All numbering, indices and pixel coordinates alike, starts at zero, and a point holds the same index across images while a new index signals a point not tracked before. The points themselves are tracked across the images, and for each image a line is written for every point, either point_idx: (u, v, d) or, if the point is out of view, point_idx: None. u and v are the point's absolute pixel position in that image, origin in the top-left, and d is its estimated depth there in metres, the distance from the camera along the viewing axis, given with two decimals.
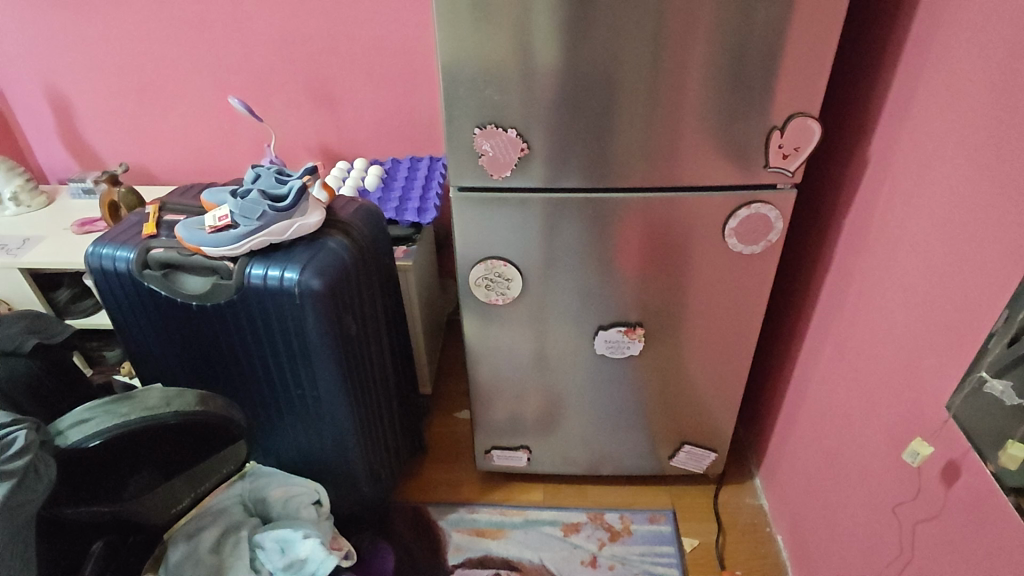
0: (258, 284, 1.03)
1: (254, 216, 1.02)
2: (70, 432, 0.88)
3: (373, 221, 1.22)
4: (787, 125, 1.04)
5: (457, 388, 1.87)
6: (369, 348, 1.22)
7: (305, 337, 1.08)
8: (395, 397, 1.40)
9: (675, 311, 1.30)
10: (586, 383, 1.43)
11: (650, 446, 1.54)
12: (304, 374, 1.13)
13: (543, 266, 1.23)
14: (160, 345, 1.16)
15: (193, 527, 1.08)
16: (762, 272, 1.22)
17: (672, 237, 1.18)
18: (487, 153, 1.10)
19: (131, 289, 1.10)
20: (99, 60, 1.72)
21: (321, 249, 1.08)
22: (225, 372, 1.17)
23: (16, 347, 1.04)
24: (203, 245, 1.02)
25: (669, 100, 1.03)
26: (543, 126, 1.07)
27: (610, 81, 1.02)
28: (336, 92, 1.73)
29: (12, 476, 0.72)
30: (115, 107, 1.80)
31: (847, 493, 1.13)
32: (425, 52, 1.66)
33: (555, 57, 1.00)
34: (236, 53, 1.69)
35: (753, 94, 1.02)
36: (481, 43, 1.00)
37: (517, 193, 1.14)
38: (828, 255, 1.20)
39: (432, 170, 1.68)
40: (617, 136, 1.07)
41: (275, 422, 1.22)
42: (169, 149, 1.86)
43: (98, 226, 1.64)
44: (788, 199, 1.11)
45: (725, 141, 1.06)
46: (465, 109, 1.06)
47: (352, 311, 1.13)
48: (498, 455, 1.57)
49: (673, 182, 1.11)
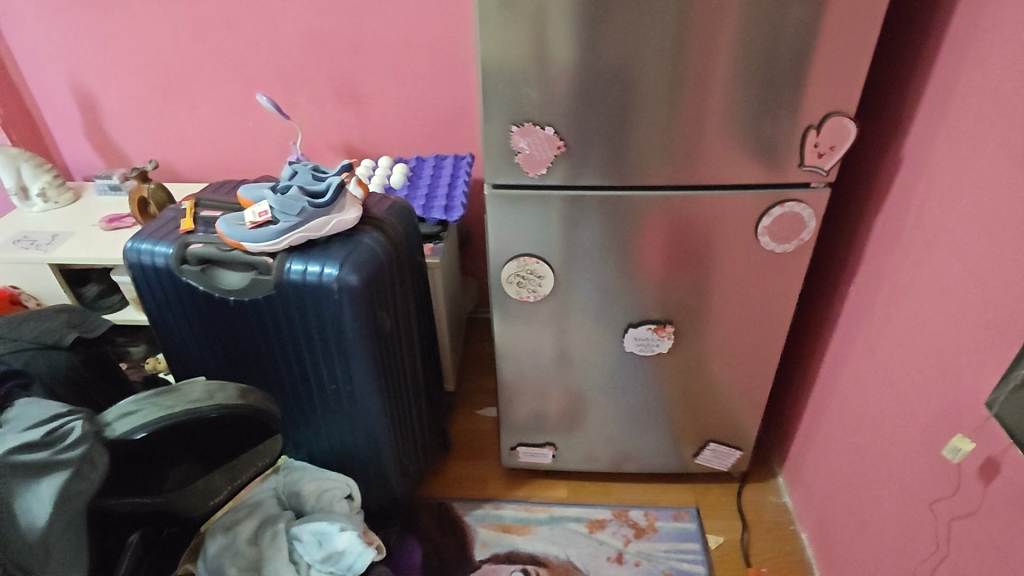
0: (297, 279, 1.04)
1: (294, 211, 1.04)
2: (117, 424, 0.89)
3: (405, 218, 1.23)
4: (823, 124, 1.05)
5: (478, 386, 1.88)
6: (401, 344, 1.23)
7: (342, 333, 1.09)
8: (424, 393, 1.41)
9: (704, 310, 1.30)
10: (613, 380, 1.44)
11: (675, 444, 1.55)
12: (339, 369, 1.14)
13: (575, 263, 1.24)
14: (196, 340, 1.17)
15: (230, 520, 1.10)
16: (793, 270, 1.23)
17: (704, 235, 1.18)
18: (523, 151, 1.10)
19: (169, 284, 1.11)
20: (127, 57, 1.74)
21: (358, 245, 1.09)
22: (260, 367, 1.18)
23: (57, 340, 1.06)
24: (243, 241, 1.04)
25: (707, 99, 1.04)
26: (580, 124, 1.07)
27: (649, 80, 1.02)
28: (362, 91, 1.74)
29: (69, 464, 0.74)
30: (141, 104, 1.81)
31: (879, 492, 1.14)
32: (452, 51, 1.66)
33: (595, 56, 1.01)
34: (262, 52, 1.70)
35: (790, 92, 1.02)
36: (521, 42, 1.01)
37: (552, 191, 1.15)
38: (859, 254, 1.20)
39: (457, 168, 1.69)
40: (654, 135, 1.07)
41: (308, 416, 1.23)
42: (194, 146, 1.87)
43: (126, 222, 1.65)
44: (822, 198, 1.11)
45: (761, 139, 1.06)
46: (502, 108, 1.07)
47: (387, 307, 1.14)
48: (523, 452, 1.58)
49: (708, 181, 1.12)
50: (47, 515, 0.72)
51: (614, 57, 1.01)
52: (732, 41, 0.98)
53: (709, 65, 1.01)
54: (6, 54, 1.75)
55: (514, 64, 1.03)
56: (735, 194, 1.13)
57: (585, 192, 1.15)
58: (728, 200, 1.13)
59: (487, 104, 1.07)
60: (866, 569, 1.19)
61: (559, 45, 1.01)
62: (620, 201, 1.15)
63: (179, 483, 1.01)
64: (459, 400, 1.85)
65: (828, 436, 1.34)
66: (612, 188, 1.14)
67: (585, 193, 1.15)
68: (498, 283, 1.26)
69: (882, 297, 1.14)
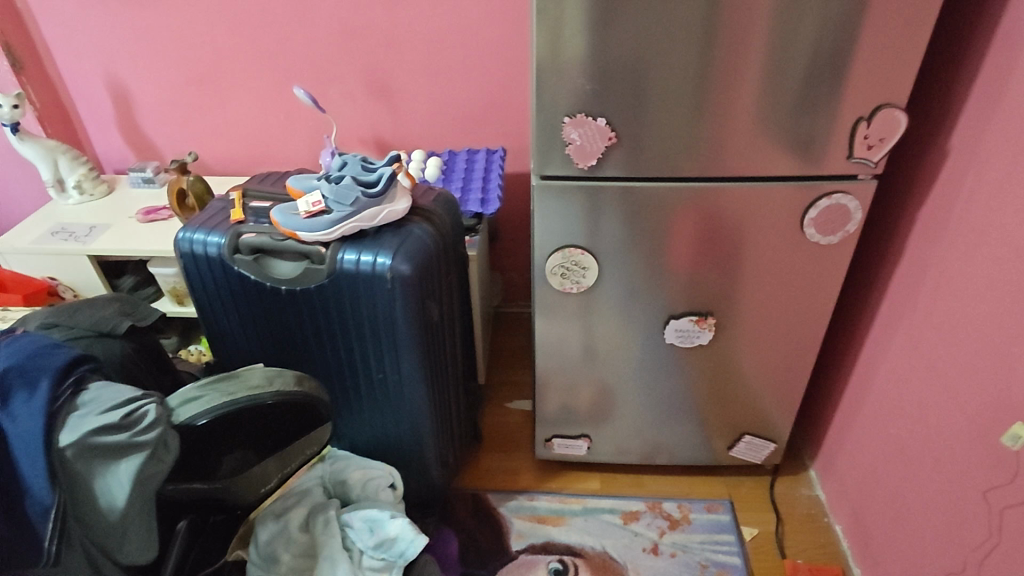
0: (351, 269, 1.06)
1: (347, 201, 1.05)
2: (182, 410, 0.90)
3: (450, 209, 1.24)
4: (874, 116, 1.05)
5: (507, 379, 1.89)
6: (445, 335, 1.24)
7: (392, 323, 1.10)
8: (462, 384, 1.42)
9: (744, 302, 1.31)
10: (649, 373, 1.45)
11: (708, 436, 1.55)
12: (387, 358, 1.15)
13: (618, 256, 1.24)
14: (244, 330, 1.18)
15: (279, 507, 1.12)
16: (836, 264, 1.23)
17: (749, 227, 1.19)
18: (574, 142, 1.10)
19: (221, 274, 1.12)
20: (162, 51, 1.75)
21: (409, 236, 1.10)
22: (307, 356, 1.19)
23: (111, 328, 1.07)
24: (298, 230, 1.04)
25: (759, 92, 1.04)
26: (632, 116, 1.07)
27: (702, 71, 1.02)
28: (395, 85, 1.75)
29: (146, 447, 0.74)
30: (174, 98, 1.82)
31: (924, 483, 1.15)
32: (486, 45, 1.67)
33: (650, 47, 1.01)
34: (296, 45, 1.71)
35: (842, 84, 1.03)
36: (576, 33, 1.01)
37: (599, 183, 1.15)
38: (903, 246, 1.21)
39: (489, 161, 1.70)
40: (704, 127, 1.08)
41: (353, 405, 1.25)
42: (225, 140, 1.88)
43: (161, 214, 1.66)
44: (868, 190, 1.11)
45: (812, 132, 1.07)
46: (552, 99, 1.07)
47: (434, 297, 1.16)
48: (557, 444, 1.59)
49: (753, 175, 1.13)
50: (126, 498, 0.72)
51: (668, 47, 1.01)
52: (786, 34, 0.99)
53: (763, 58, 1.01)
54: (41, 47, 1.76)
55: (567, 54, 1.03)
56: (783, 186, 1.13)
57: (632, 185, 1.15)
58: (773, 192, 1.14)
59: (538, 95, 1.07)
60: (907, 560, 1.20)
61: (615, 35, 1.00)
62: (667, 192, 1.15)
63: (236, 468, 1.02)
64: (488, 393, 1.86)
65: (865, 428, 1.34)
66: (660, 180, 1.14)
67: (632, 185, 1.15)
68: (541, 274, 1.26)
69: (926, 289, 1.14)
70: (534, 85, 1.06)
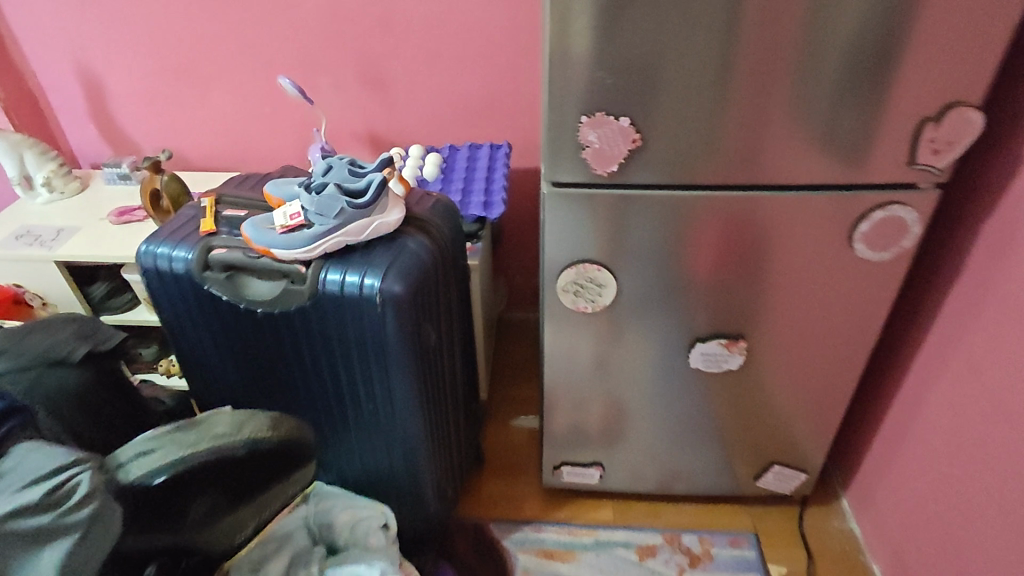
0: (334, 291, 0.92)
1: (331, 213, 0.91)
2: (131, 467, 0.77)
3: (450, 217, 1.10)
4: (944, 116, 0.89)
5: (513, 393, 1.76)
6: (443, 359, 1.11)
7: (383, 351, 0.97)
8: (463, 407, 1.29)
9: (779, 323, 1.17)
10: (669, 396, 1.31)
11: (732, 463, 1.42)
12: (377, 388, 1.02)
13: (638, 271, 1.10)
14: (218, 354, 1.05)
15: (257, 556, 1.02)
16: (887, 282, 1.08)
17: (790, 243, 1.04)
18: (593, 146, 0.95)
19: (189, 293, 0.99)
20: (137, 36, 1.60)
21: (402, 252, 0.96)
22: (290, 384, 1.06)
23: (65, 354, 0.94)
24: (273, 247, 0.91)
25: (813, 89, 0.88)
26: (660, 116, 0.92)
27: (746, 64, 0.87)
28: (390, 74, 1.60)
29: (74, 530, 0.61)
30: (152, 88, 1.68)
31: (985, 536, 1.01)
32: (490, 31, 1.52)
33: (685, 35, 0.85)
34: (282, 31, 1.56)
35: (910, 78, 0.86)
36: (597, 18, 0.85)
37: (619, 191, 1.00)
38: (966, 264, 1.06)
39: (493, 159, 1.55)
40: (745, 130, 0.92)
41: (341, 436, 1.12)
42: (208, 133, 1.74)
43: (136, 216, 1.52)
44: (930, 200, 0.96)
45: (870, 135, 0.91)
46: (568, 96, 0.91)
47: (431, 319, 1.02)
48: (566, 471, 1.46)
49: (799, 184, 0.97)
50: None
51: (707, 36, 0.85)
52: (850, 21, 0.83)
53: (819, 48, 0.85)
54: (6, 32, 1.62)
55: (587, 44, 0.87)
56: (832, 197, 0.98)
57: (657, 194, 1.00)
58: (820, 204, 0.99)
59: (551, 91, 0.91)
60: None
61: (644, 22, 0.84)
62: (696, 203, 1.00)
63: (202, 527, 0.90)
64: (492, 408, 1.73)
65: (913, 463, 1.21)
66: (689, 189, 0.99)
67: (656, 194, 1.00)
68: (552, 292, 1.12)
69: (993, 315, 1.00)
70: (547, 79, 0.90)
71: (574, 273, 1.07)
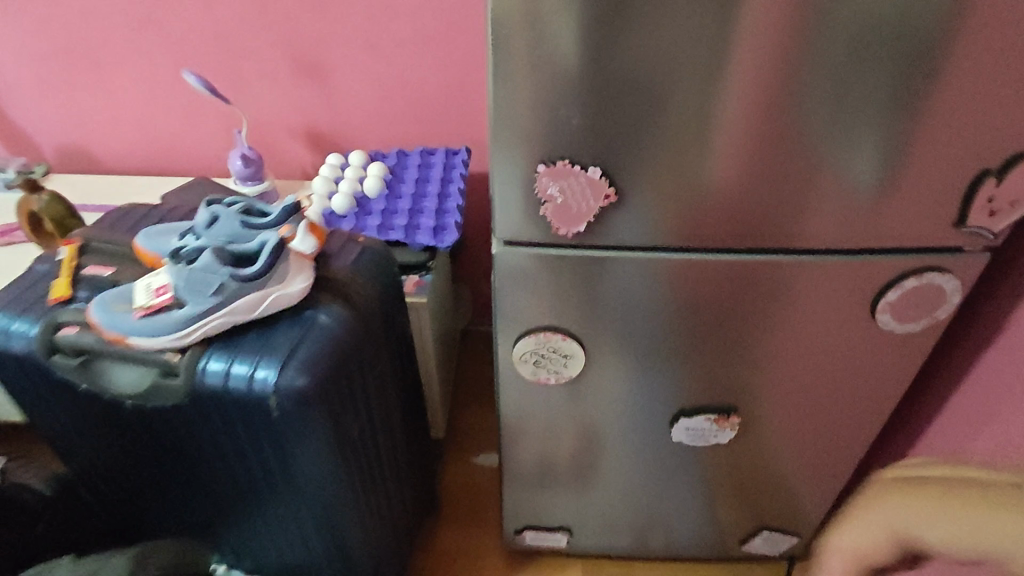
0: (217, 385, 0.72)
1: (207, 290, 0.70)
2: None
3: (377, 272, 0.89)
4: (1009, 171, 0.69)
5: (474, 428, 1.58)
6: (373, 439, 0.92)
7: (287, 452, 0.77)
8: (404, 476, 1.10)
9: (785, 398, 0.96)
10: (647, 464, 1.13)
11: (716, 527, 1.26)
12: (286, 489, 0.83)
13: (614, 348, 0.88)
14: (86, 442, 0.84)
15: None
16: (912, 355, 0.89)
17: (804, 315, 0.83)
18: (555, 201, 0.72)
19: (38, 376, 0.77)
20: (12, 11, 1.31)
21: (309, 330, 0.76)
22: (178, 479, 0.86)
23: None
24: (131, 335, 0.69)
25: (846, 135, 0.66)
26: (644, 167, 0.69)
27: (760, 104, 0.64)
28: (326, 64, 1.34)
29: None
30: (38, 74, 1.39)
31: None
32: (444, 15, 1.26)
33: (681, 65, 0.62)
34: (191, 9, 1.28)
35: (972, 125, 0.66)
36: (562, 39, 0.62)
37: (593, 254, 0.77)
38: (1007, 336, 0.87)
39: (449, 167, 1.31)
40: (753, 185, 0.70)
41: (250, 531, 0.93)
42: (112, 128, 1.46)
43: (18, 237, 1.27)
44: (976, 267, 0.77)
45: (915, 193, 0.71)
46: (523, 139, 0.68)
47: (353, 404, 0.83)
48: (530, 534, 1.29)
49: (816, 250, 0.76)
50: None
51: (711, 67, 0.62)
52: (904, 49, 0.61)
53: (859, 85, 0.63)
54: None
55: (548, 73, 0.63)
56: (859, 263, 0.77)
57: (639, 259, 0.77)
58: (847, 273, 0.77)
59: (500, 132, 0.68)
60: None
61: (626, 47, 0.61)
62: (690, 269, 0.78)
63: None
64: (449, 443, 1.55)
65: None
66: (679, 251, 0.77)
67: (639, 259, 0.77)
68: (504, 362, 0.92)
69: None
70: (493, 116, 0.67)
71: (532, 345, 0.87)
